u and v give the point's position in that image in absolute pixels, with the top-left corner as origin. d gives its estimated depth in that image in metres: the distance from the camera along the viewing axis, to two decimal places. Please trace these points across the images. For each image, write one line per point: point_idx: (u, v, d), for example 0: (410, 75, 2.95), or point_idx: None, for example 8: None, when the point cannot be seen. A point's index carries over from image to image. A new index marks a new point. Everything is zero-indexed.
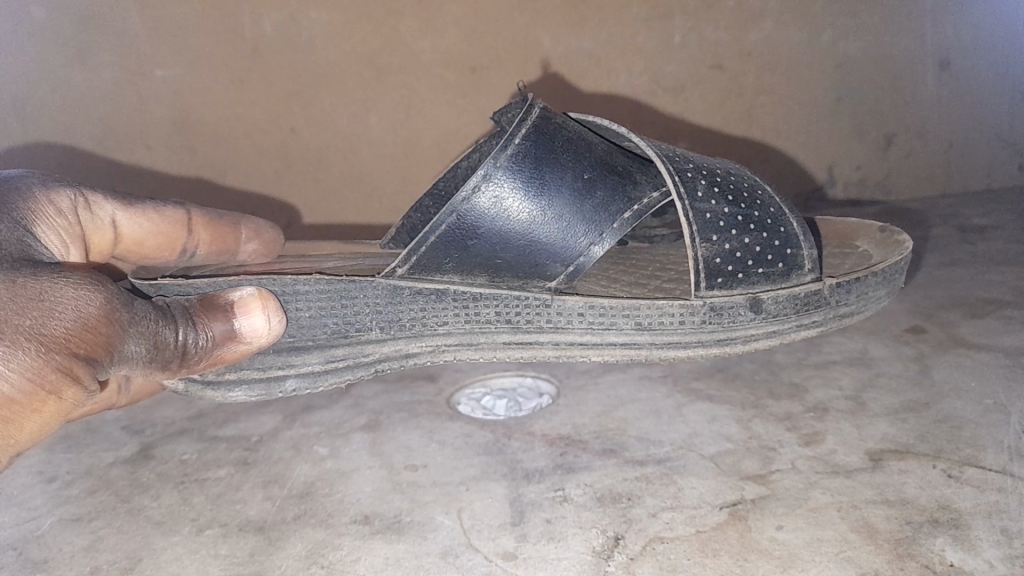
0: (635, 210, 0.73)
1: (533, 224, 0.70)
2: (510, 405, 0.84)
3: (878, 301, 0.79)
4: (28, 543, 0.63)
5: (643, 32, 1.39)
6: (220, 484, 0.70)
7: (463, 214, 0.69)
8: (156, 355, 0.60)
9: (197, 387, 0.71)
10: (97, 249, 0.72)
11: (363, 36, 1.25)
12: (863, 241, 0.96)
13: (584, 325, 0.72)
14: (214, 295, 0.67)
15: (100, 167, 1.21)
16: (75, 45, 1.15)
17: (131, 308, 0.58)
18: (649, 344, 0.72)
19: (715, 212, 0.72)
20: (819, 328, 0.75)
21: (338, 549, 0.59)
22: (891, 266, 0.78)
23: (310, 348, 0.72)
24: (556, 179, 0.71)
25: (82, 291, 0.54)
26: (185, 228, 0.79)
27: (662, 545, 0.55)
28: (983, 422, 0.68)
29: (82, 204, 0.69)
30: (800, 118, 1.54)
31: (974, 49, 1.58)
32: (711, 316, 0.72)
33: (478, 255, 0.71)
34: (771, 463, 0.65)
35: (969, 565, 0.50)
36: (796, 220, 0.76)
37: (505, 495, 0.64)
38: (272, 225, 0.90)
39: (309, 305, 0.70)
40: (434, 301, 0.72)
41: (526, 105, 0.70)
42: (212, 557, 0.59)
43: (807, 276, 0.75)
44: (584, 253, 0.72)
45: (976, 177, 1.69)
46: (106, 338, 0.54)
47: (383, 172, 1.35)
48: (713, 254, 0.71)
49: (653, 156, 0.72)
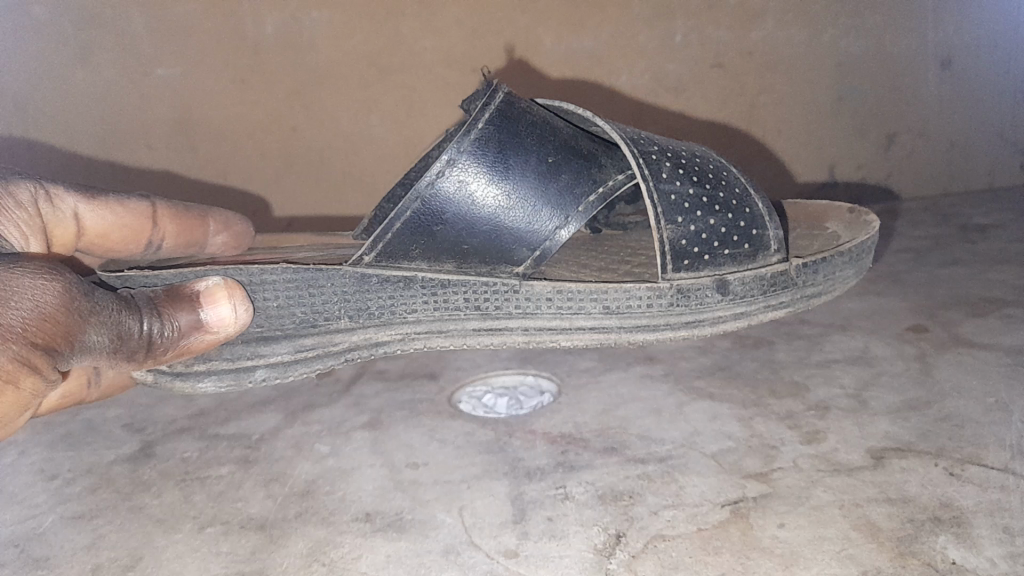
0: (599, 194, 0.73)
1: (500, 208, 0.70)
2: (512, 404, 0.85)
3: (846, 282, 0.80)
4: (30, 541, 0.63)
5: (643, 30, 1.39)
6: (221, 481, 0.70)
7: (429, 199, 0.69)
8: (122, 346, 0.60)
9: (166, 378, 0.72)
10: (60, 244, 0.72)
11: (365, 35, 1.25)
12: (833, 223, 0.96)
13: (551, 310, 0.72)
14: (180, 286, 0.68)
15: (102, 168, 1.22)
16: (76, 44, 1.15)
17: (92, 298, 0.58)
18: (618, 328, 0.72)
19: (679, 193, 0.72)
20: (786, 309, 0.76)
21: (340, 547, 0.59)
22: (857, 246, 0.80)
23: (279, 337, 0.72)
24: (521, 163, 0.71)
25: (40, 282, 0.55)
26: (151, 221, 0.79)
27: (663, 543, 0.55)
28: (985, 421, 0.68)
29: (44, 196, 0.69)
30: (801, 117, 1.53)
31: (975, 48, 1.58)
32: (678, 298, 0.72)
33: (445, 241, 0.71)
34: (773, 462, 0.65)
35: (971, 564, 0.50)
36: (761, 201, 0.77)
37: (506, 493, 0.64)
38: (240, 218, 0.92)
39: (277, 295, 0.70)
40: (402, 288, 0.72)
41: (489, 91, 0.70)
42: (213, 555, 0.59)
43: (773, 256, 0.76)
44: (550, 237, 0.72)
45: (977, 176, 1.69)
46: (65, 328, 0.55)
47: (387, 171, 1.35)
48: (678, 235, 0.71)
49: (618, 140, 0.72)
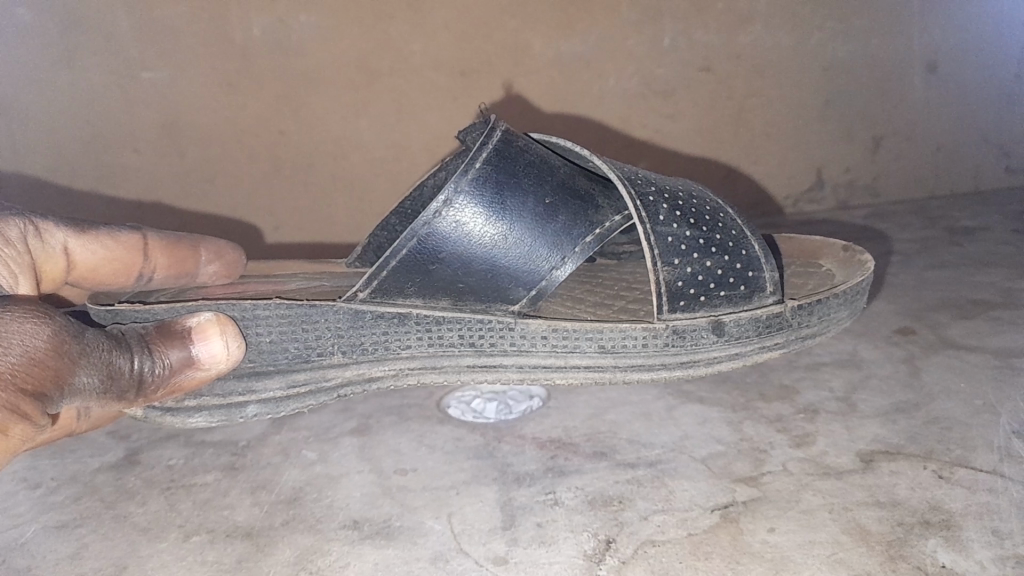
0: (596, 234, 0.70)
1: (495, 246, 0.67)
2: (501, 409, 0.81)
3: (839, 324, 0.74)
4: (12, 551, 0.62)
5: (633, 34, 1.39)
6: (207, 489, 0.69)
7: (425, 238, 0.66)
8: (111, 386, 0.59)
9: (155, 413, 0.68)
10: (49, 278, 0.69)
11: (353, 39, 1.25)
12: (828, 261, 0.89)
13: (548, 349, 0.68)
14: (172, 322, 0.65)
15: (86, 171, 1.20)
16: (62, 47, 1.13)
17: (81, 340, 0.56)
18: (613, 367, 0.69)
19: (676, 235, 0.68)
20: (781, 351, 0.71)
21: (328, 554, 0.58)
22: (853, 286, 0.73)
23: (271, 373, 0.68)
24: (518, 205, 0.68)
25: (28, 326, 0.53)
26: (141, 253, 0.75)
27: (653, 548, 0.55)
28: (974, 423, 0.68)
29: (32, 231, 0.67)
30: (790, 120, 1.54)
31: (959, 52, 1.60)
32: (673, 339, 0.68)
33: (441, 279, 0.68)
34: (762, 466, 0.65)
35: (960, 566, 0.50)
36: (757, 242, 0.72)
37: (496, 499, 0.63)
38: (233, 245, 0.86)
39: (270, 329, 0.67)
40: (397, 325, 0.68)
41: (487, 129, 0.68)
42: (198, 564, 0.58)
43: (769, 298, 0.71)
44: (547, 276, 0.69)
45: (963, 179, 1.70)
46: (55, 372, 0.53)
47: (373, 176, 1.35)
48: (674, 277, 0.67)
49: (613, 179, 0.68)
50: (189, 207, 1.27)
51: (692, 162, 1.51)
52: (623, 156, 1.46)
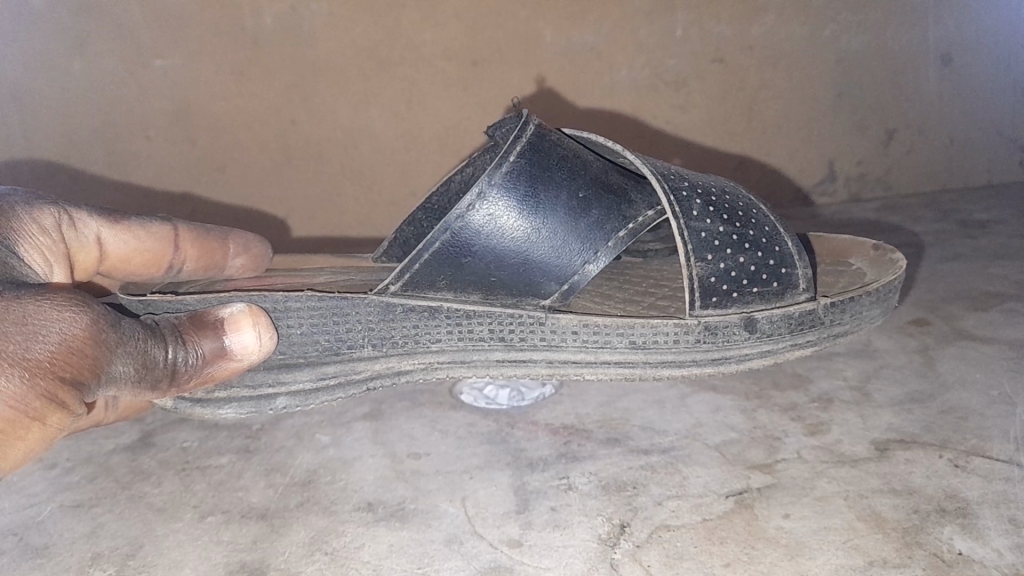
0: (629, 229, 0.70)
1: (528, 242, 0.67)
2: (513, 396, 0.79)
3: (872, 321, 0.73)
4: (29, 529, 0.63)
5: (645, 24, 1.38)
6: (222, 471, 0.70)
7: (458, 231, 0.66)
8: (144, 376, 0.57)
9: (185, 404, 0.68)
10: (82, 268, 0.69)
11: (364, 27, 1.25)
12: (857, 259, 0.88)
13: (578, 344, 0.68)
14: (204, 312, 0.65)
15: (98, 157, 1.20)
16: (73, 34, 1.14)
17: (118, 327, 0.55)
18: (644, 364, 0.69)
19: (709, 230, 0.68)
20: (812, 348, 0.71)
21: (342, 536, 0.58)
22: (885, 285, 0.73)
23: (300, 365, 0.68)
24: (551, 199, 0.68)
25: (66, 313, 0.51)
26: (171, 245, 0.76)
27: (667, 533, 0.55)
28: (989, 413, 0.68)
29: (67, 221, 0.67)
30: (802, 111, 1.53)
31: (973, 44, 1.58)
32: (706, 336, 0.68)
33: (473, 273, 0.67)
34: (777, 453, 0.64)
35: (978, 554, 0.50)
36: (790, 239, 0.71)
37: (509, 483, 0.63)
38: (260, 240, 0.86)
39: (300, 322, 0.67)
40: (427, 318, 0.68)
41: (520, 123, 0.67)
42: (213, 544, 0.59)
43: (801, 295, 0.70)
44: (579, 271, 0.68)
45: (977, 172, 1.68)
46: (92, 360, 0.51)
47: (384, 164, 1.35)
48: (708, 273, 0.67)
49: (648, 175, 0.68)
50: (201, 194, 1.27)
51: (703, 153, 1.50)
52: (634, 147, 1.45)
